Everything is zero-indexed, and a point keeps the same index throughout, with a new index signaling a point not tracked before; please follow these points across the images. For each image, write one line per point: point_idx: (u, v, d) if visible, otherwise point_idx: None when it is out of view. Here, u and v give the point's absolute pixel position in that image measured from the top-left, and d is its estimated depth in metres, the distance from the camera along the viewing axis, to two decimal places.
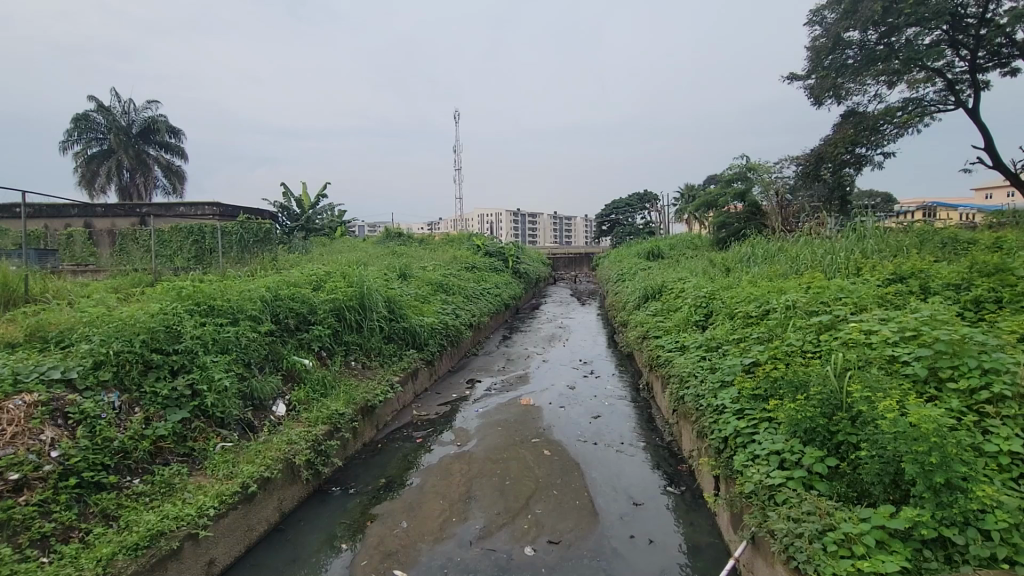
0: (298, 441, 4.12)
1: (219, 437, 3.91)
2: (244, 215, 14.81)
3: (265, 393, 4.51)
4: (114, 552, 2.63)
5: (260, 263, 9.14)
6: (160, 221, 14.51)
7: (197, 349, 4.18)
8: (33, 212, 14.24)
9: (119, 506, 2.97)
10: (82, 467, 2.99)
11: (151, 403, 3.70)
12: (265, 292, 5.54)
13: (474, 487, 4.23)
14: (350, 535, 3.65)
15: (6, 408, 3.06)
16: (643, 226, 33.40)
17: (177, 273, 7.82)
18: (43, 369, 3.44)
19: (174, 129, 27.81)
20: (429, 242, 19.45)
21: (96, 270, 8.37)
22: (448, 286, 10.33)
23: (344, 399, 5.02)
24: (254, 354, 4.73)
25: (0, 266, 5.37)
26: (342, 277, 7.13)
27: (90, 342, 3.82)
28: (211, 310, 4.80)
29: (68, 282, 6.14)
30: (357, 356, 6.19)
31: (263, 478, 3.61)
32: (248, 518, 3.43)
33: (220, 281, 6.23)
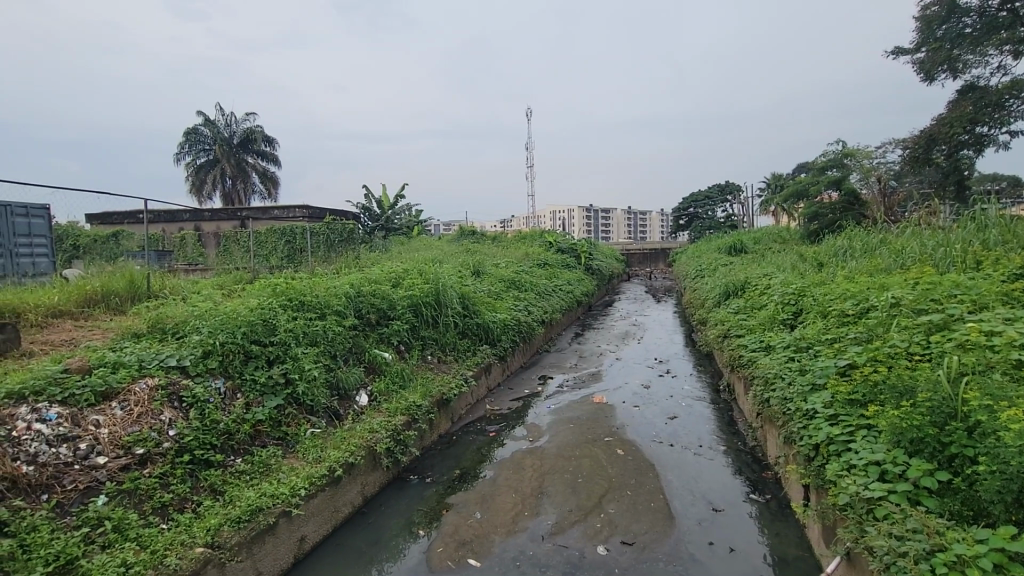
0: (379, 430, 4.34)
1: (309, 423, 4.21)
2: (330, 216, 15.84)
3: (349, 383, 4.79)
4: (221, 523, 2.91)
5: (344, 261, 9.75)
6: (258, 224, 15.86)
7: (290, 342, 4.54)
8: (154, 218, 16.11)
9: (223, 482, 3.28)
10: (194, 445, 3.33)
11: (251, 389, 4.05)
12: (350, 288, 5.88)
13: (547, 483, 4.23)
14: (426, 523, 3.79)
15: (133, 390, 3.47)
16: (725, 220, 31.86)
17: (272, 270, 8.53)
18: (162, 357, 3.87)
19: (269, 138, 30.16)
20: (501, 239, 19.72)
21: (204, 268, 9.34)
22: (521, 283, 10.43)
23: (421, 391, 5.22)
24: (340, 346, 5.04)
25: (127, 265, 6.12)
26: (418, 275, 7.39)
27: (200, 333, 4.25)
28: (302, 305, 5.16)
29: (181, 279, 6.88)
30: (434, 350, 6.40)
31: (348, 463, 3.83)
32: (334, 499, 3.66)
33: (309, 277, 6.69)
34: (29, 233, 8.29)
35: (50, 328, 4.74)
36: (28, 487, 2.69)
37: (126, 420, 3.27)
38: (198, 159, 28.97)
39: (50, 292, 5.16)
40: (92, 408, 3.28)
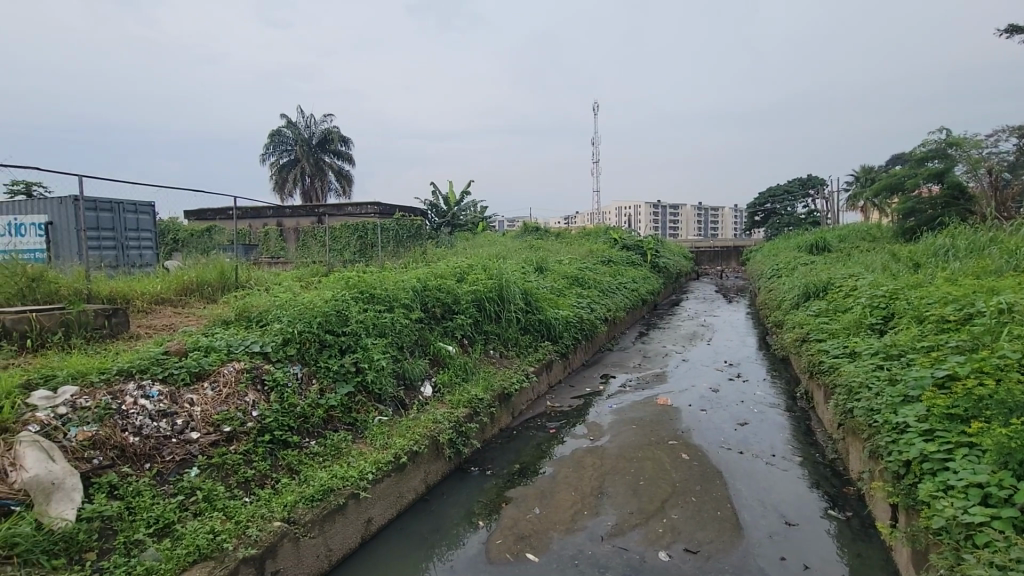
0: (442, 421, 4.45)
1: (377, 411, 4.40)
2: (399, 212, 16.42)
3: (414, 374, 4.95)
4: (297, 500, 3.11)
5: (411, 256, 10.06)
6: (334, 220, 16.72)
7: (361, 332, 4.76)
8: (242, 215, 17.42)
9: (299, 462, 3.49)
10: (274, 426, 3.58)
11: (325, 376, 4.28)
12: (417, 283, 6.07)
13: (608, 483, 4.17)
14: (486, 514, 3.85)
15: (223, 372, 3.79)
16: (806, 216, 29.84)
17: (345, 264, 8.97)
18: (248, 343, 4.19)
19: (344, 138, 31.73)
20: (565, 236, 19.57)
21: (285, 261, 9.98)
22: (584, 280, 10.32)
23: (483, 385, 5.31)
24: (406, 338, 5.22)
25: (218, 258, 6.67)
26: (482, 271, 7.50)
27: (280, 321, 4.55)
28: (372, 298, 5.39)
29: (265, 271, 7.40)
30: (496, 345, 6.48)
31: (412, 451, 3.96)
32: (399, 485, 3.80)
33: (379, 272, 6.98)
34: (137, 228, 9.25)
35: (154, 314, 5.26)
36: (135, 455, 3.00)
37: (216, 400, 3.57)
38: (282, 159, 30.93)
39: (155, 281, 5.72)
40: (187, 387, 3.60)
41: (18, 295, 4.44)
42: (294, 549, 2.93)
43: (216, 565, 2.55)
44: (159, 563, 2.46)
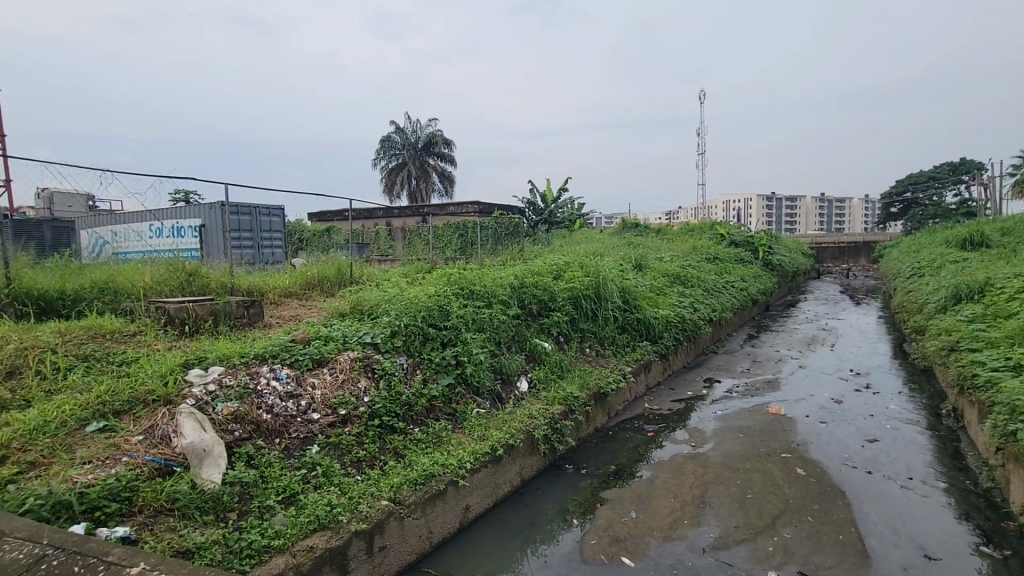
0: (537, 417, 4.50)
1: (476, 403, 4.56)
2: (498, 211, 16.82)
3: (511, 369, 5.06)
4: (403, 483, 3.31)
5: (509, 253, 10.29)
6: (437, 219, 17.56)
7: (461, 327, 4.99)
8: (357, 215, 18.91)
9: (403, 447, 3.72)
10: (383, 412, 3.85)
11: (428, 366, 4.52)
12: (514, 280, 6.20)
13: (710, 493, 3.95)
14: (580, 513, 3.83)
15: (339, 360, 4.16)
16: (956, 206, 25.86)
17: (446, 262, 9.40)
18: (361, 334, 4.55)
19: (448, 142, 33.23)
20: (666, 232, 18.79)
21: (393, 259, 10.66)
22: (687, 278, 9.85)
23: (578, 383, 5.28)
24: (503, 334, 5.36)
25: (336, 256, 7.31)
26: (579, 268, 7.47)
27: (389, 315, 4.90)
28: (471, 294, 5.61)
29: (375, 268, 7.98)
30: (592, 344, 6.40)
31: (508, 444, 4.05)
32: (495, 477, 3.91)
33: (479, 268, 7.23)
34: (270, 229, 10.46)
35: (283, 305, 5.90)
36: (267, 430, 3.39)
37: (333, 385, 3.92)
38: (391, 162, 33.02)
39: (284, 276, 6.42)
40: (310, 372, 3.99)
41: (180, 287, 5.22)
42: (399, 527, 3.12)
43: (332, 535, 2.80)
44: (286, 528, 2.73)
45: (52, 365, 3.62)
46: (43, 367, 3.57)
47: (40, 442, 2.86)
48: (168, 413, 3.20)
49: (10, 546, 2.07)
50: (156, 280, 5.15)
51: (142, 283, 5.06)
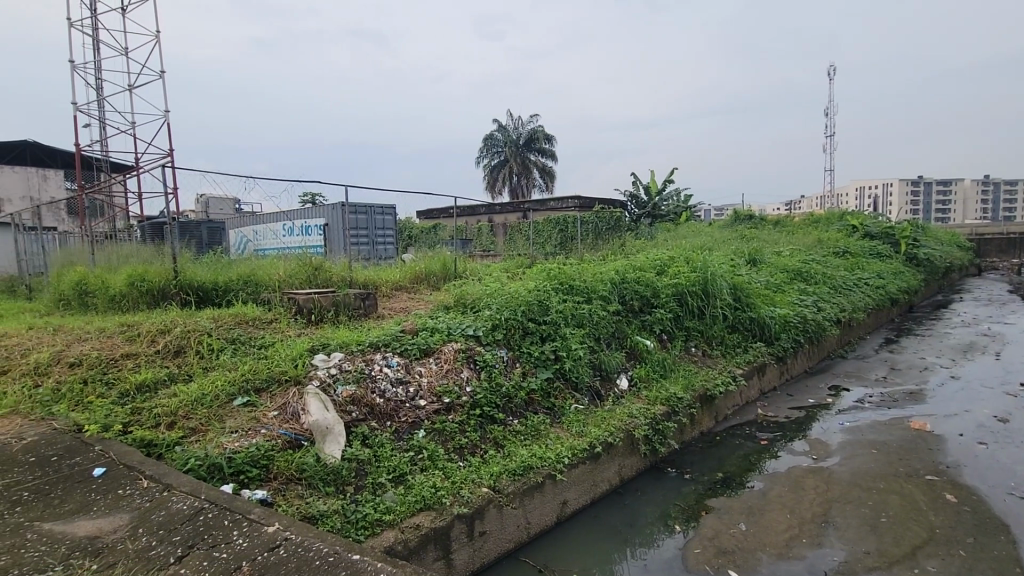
0: (638, 416, 4.37)
1: (574, 398, 4.54)
2: (599, 205, 16.55)
3: (610, 366, 4.96)
4: (502, 472, 3.39)
5: (611, 248, 10.08)
6: (537, 214, 17.70)
7: (560, 322, 5.02)
8: (462, 213, 19.67)
9: (503, 437, 3.81)
10: (483, 402, 3.98)
11: (527, 360, 4.59)
12: (615, 275, 6.10)
13: (834, 512, 3.57)
14: (683, 519, 3.66)
15: (444, 350, 4.37)
16: None
17: (547, 257, 9.45)
18: (464, 327, 4.75)
19: (549, 137, 33.46)
20: (786, 224, 17.22)
21: (495, 254, 10.94)
22: (809, 274, 8.96)
23: (683, 384, 5.04)
24: (603, 330, 5.28)
25: (442, 251, 7.68)
26: (684, 263, 7.13)
27: (491, 309, 5.05)
28: (571, 290, 5.62)
29: (478, 263, 8.25)
30: (698, 343, 6.08)
31: (607, 442, 3.98)
32: (594, 474, 3.86)
33: (579, 263, 7.18)
34: (384, 227, 11.25)
35: (394, 298, 6.31)
36: (380, 413, 3.65)
37: (438, 373, 4.13)
38: (493, 160, 33.80)
39: (395, 271, 6.87)
40: (417, 360, 4.23)
41: (308, 280, 5.79)
42: (498, 515, 3.21)
43: (436, 516, 2.95)
44: (396, 505, 2.93)
45: (208, 346, 4.23)
46: (202, 347, 4.19)
47: (199, 411, 3.36)
48: (298, 392, 3.58)
49: (178, 497, 2.46)
50: (289, 273, 5.79)
51: (277, 276, 5.70)
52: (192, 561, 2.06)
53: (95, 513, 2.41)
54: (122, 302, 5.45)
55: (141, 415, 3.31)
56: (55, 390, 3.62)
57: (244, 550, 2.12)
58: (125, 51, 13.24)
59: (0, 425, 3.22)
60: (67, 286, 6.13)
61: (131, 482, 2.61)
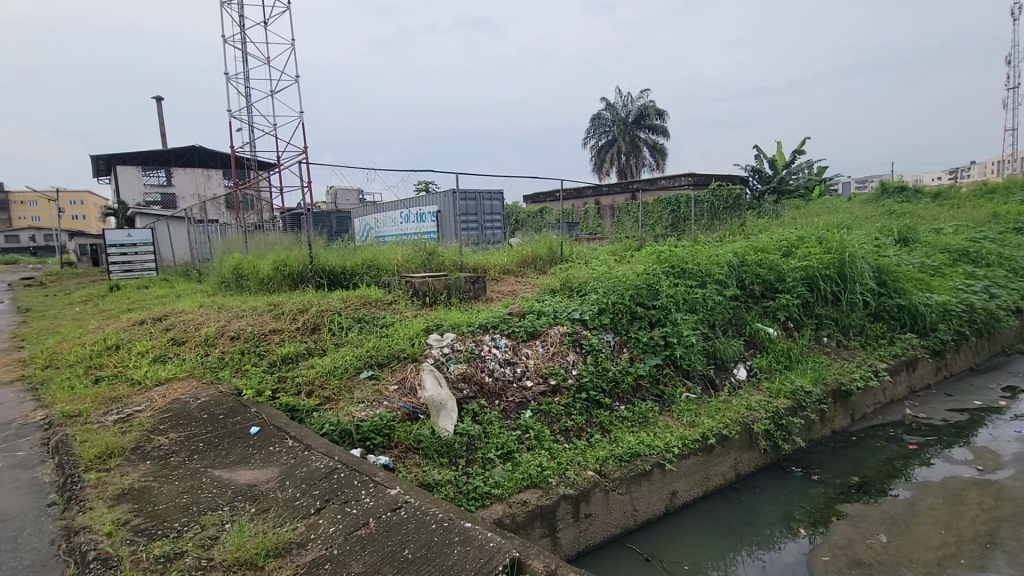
0: (757, 409, 4.06)
1: (686, 387, 4.33)
2: (716, 182, 15.48)
3: (727, 354, 4.66)
4: (608, 457, 3.35)
5: (729, 229, 9.40)
6: (647, 194, 17.02)
7: (670, 307, 4.82)
8: (568, 195, 19.56)
9: (609, 422, 3.75)
10: (590, 386, 3.96)
11: (635, 345, 4.47)
12: (733, 258, 5.70)
13: (1004, 533, 3.04)
14: (809, 523, 3.35)
15: (550, 333, 4.41)
16: None
17: (657, 239, 9.08)
18: (570, 311, 4.74)
19: (660, 112, 31.95)
20: (948, 196, 14.75)
21: (602, 237, 10.76)
22: (979, 254, 7.60)
23: (812, 376, 4.58)
24: (719, 316, 4.97)
25: (549, 235, 7.70)
26: (816, 243, 6.44)
27: (598, 293, 5.00)
28: (683, 273, 5.36)
29: (585, 246, 8.17)
30: (831, 332, 5.47)
31: (722, 434, 3.75)
32: (707, 466, 3.67)
33: (693, 245, 6.80)
34: (492, 212, 11.55)
35: (502, 281, 6.48)
36: (489, 391, 3.78)
37: (545, 356, 4.18)
38: (600, 140, 32.99)
39: (504, 255, 7.04)
40: (525, 342, 4.32)
41: (423, 264, 6.14)
42: (604, 499, 3.18)
43: (543, 494, 3.00)
44: (504, 480, 3.04)
45: (339, 324, 4.69)
46: (334, 325, 4.66)
47: (332, 382, 3.75)
48: (415, 368, 3.84)
49: (316, 456, 2.77)
50: (406, 258, 6.18)
51: (396, 261, 6.12)
52: (329, 513, 2.32)
53: (252, 464, 2.81)
54: (270, 285, 6.25)
55: (286, 383, 3.79)
56: (221, 359, 4.27)
57: (370, 508, 2.33)
58: (267, 61, 14.89)
59: (181, 385, 3.88)
60: (229, 270, 7.16)
61: (279, 441, 3.00)
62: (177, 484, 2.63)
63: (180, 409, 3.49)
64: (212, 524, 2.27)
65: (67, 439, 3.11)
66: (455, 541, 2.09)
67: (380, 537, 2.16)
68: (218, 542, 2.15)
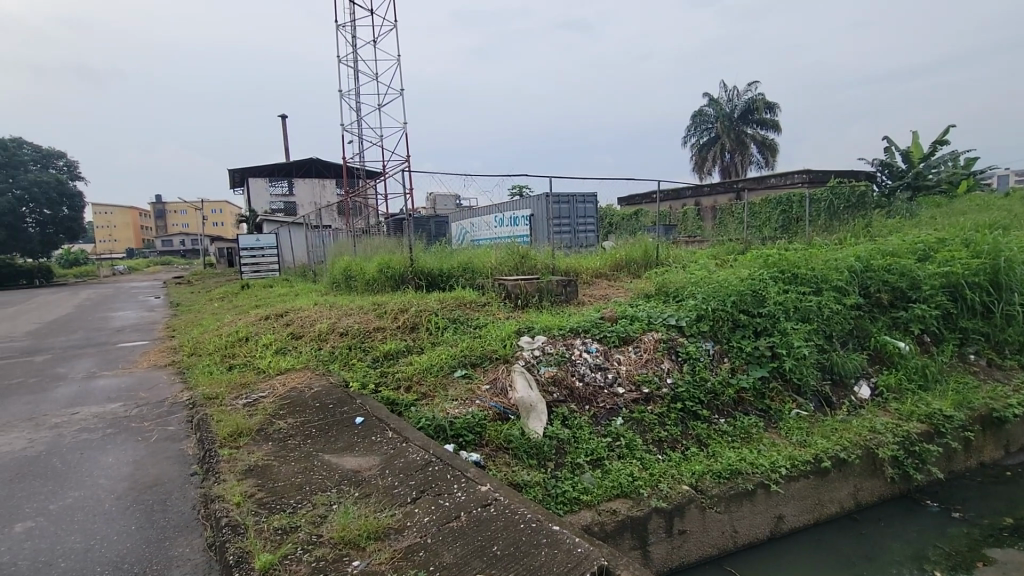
0: (883, 432, 3.62)
1: (796, 403, 3.97)
2: (836, 179, 14.07)
3: (845, 369, 4.21)
4: (705, 473, 3.16)
5: (850, 230, 8.50)
6: (754, 194, 15.91)
7: (779, 315, 4.45)
8: (666, 197, 18.86)
9: (707, 436, 3.55)
10: (686, 396, 3.77)
11: (737, 355, 4.19)
12: (855, 262, 5.14)
13: None
14: (947, 566, 2.92)
15: (644, 339, 4.27)
16: None
17: (764, 241, 8.44)
18: (666, 316, 4.56)
19: (770, 105, 29.73)
20: None
21: (702, 239, 10.25)
22: None
23: (953, 399, 3.99)
24: (836, 327, 4.51)
25: (644, 237, 7.47)
26: (961, 247, 5.61)
27: (696, 298, 4.76)
28: (794, 279, 4.94)
29: (683, 249, 7.82)
30: (979, 350, 4.73)
31: (839, 458, 3.38)
32: (819, 492, 3.33)
33: (806, 248, 6.24)
34: (585, 215, 11.45)
35: (595, 285, 6.39)
36: (579, 396, 3.74)
37: (638, 362, 4.06)
38: (702, 138, 31.38)
39: (596, 258, 6.95)
40: (616, 348, 4.23)
41: (516, 267, 6.23)
42: (701, 515, 3.01)
43: (633, 504, 2.90)
44: (593, 487, 2.98)
45: (435, 324, 4.91)
46: (431, 325, 4.88)
47: (429, 379, 3.94)
48: (506, 369, 3.92)
49: (413, 449, 2.92)
50: (500, 261, 6.30)
51: (490, 265, 6.28)
52: (423, 504, 2.43)
53: (356, 451, 3.02)
54: (375, 285, 6.70)
55: (388, 378, 4.04)
56: (332, 353, 4.65)
57: (461, 502, 2.41)
58: (376, 77, 16.00)
59: (298, 375, 4.29)
60: (340, 272, 7.78)
61: (380, 432, 3.20)
62: (293, 465, 2.91)
63: (296, 397, 3.85)
64: (322, 504, 2.47)
65: (206, 418, 3.57)
66: (542, 543, 2.09)
67: (471, 531, 2.22)
68: (327, 520, 2.33)
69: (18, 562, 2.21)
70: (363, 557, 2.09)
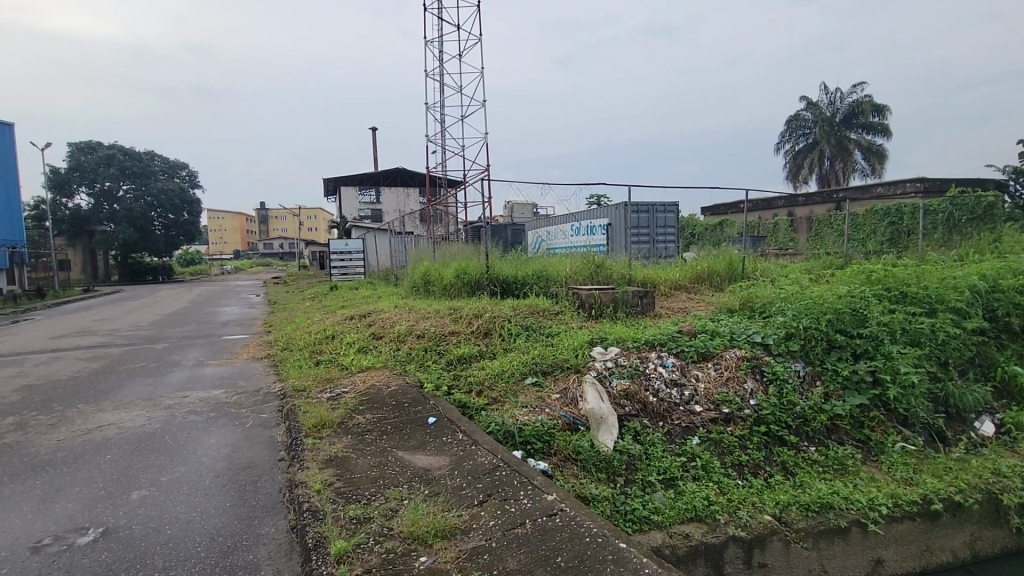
0: (1010, 476, 3.16)
1: (901, 435, 3.57)
2: (957, 188, 12.60)
3: (963, 401, 3.73)
4: (791, 503, 2.92)
5: (973, 245, 7.54)
6: (857, 203, 14.62)
7: (883, 337, 4.03)
8: (755, 206, 17.82)
9: (794, 464, 3.28)
10: (771, 420, 3.52)
11: (832, 379, 3.84)
12: (978, 282, 4.56)
13: None
14: None
15: (725, 356, 4.04)
16: None
17: (867, 255, 7.72)
18: (751, 333, 4.28)
19: (879, 107, 27.28)
20: None
21: (794, 252, 9.56)
22: None
23: None
24: (953, 353, 4.02)
25: (728, 249, 7.11)
26: None
27: (785, 315, 4.44)
28: (901, 298, 4.47)
29: (772, 262, 7.34)
30: None
31: (954, 502, 2.99)
32: (927, 537, 2.96)
33: (917, 264, 5.63)
34: (665, 225, 11.08)
35: (673, 297, 6.17)
36: (653, 412, 3.60)
37: (718, 380, 3.84)
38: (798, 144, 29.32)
39: (676, 269, 6.70)
40: (695, 363, 4.03)
41: (591, 276, 6.17)
42: (785, 550, 2.77)
43: (708, 530, 2.74)
44: (665, 507, 2.85)
45: (508, 330, 4.95)
46: (504, 331, 4.94)
47: (500, 384, 3.98)
48: (577, 379, 3.86)
49: (481, 452, 2.95)
50: (575, 270, 6.26)
51: (565, 273, 6.25)
52: (490, 508, 2.45)
53: (428, 451, 3.11)
54: (452, 290, 6.90)
55: (460, 381, 4.13)
56: (409, 354, 4.84)
57: (527, 510, 2.39)
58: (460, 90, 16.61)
59: (377, 373, 4.50)
60: (419, 276, 8.09)
61: (451, 433, 3.26)
62: (370, 459, 3.04)
63: (375, 394, 4.04)
64: (394, 498, 2.56)
65: (294, 409, 3.84)
66: (608, 559, 2.02)
67: (536, 539, 2.20)
68: (397, 514, 2.42)
69: (132, 526, 2.49)
70: (430, 554, 2.14)
